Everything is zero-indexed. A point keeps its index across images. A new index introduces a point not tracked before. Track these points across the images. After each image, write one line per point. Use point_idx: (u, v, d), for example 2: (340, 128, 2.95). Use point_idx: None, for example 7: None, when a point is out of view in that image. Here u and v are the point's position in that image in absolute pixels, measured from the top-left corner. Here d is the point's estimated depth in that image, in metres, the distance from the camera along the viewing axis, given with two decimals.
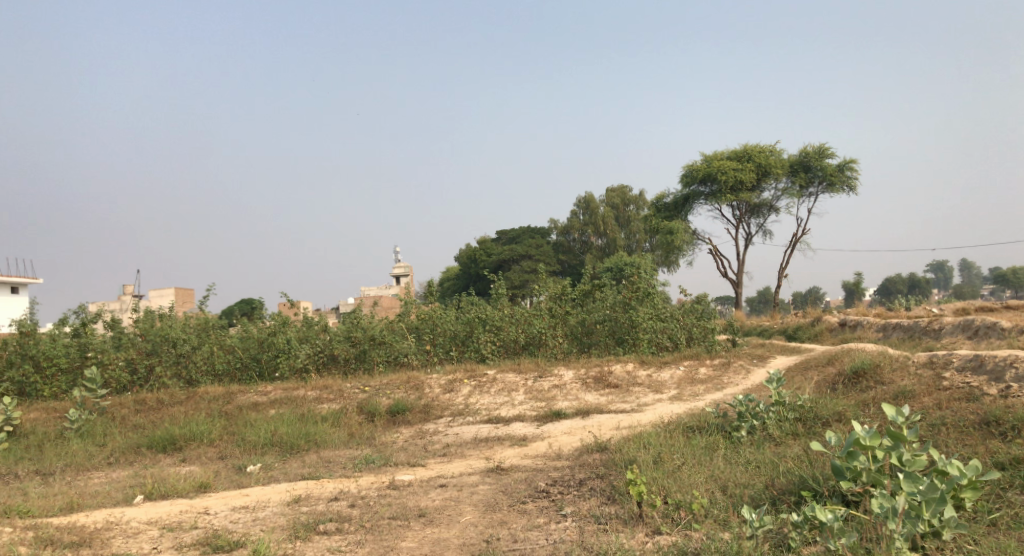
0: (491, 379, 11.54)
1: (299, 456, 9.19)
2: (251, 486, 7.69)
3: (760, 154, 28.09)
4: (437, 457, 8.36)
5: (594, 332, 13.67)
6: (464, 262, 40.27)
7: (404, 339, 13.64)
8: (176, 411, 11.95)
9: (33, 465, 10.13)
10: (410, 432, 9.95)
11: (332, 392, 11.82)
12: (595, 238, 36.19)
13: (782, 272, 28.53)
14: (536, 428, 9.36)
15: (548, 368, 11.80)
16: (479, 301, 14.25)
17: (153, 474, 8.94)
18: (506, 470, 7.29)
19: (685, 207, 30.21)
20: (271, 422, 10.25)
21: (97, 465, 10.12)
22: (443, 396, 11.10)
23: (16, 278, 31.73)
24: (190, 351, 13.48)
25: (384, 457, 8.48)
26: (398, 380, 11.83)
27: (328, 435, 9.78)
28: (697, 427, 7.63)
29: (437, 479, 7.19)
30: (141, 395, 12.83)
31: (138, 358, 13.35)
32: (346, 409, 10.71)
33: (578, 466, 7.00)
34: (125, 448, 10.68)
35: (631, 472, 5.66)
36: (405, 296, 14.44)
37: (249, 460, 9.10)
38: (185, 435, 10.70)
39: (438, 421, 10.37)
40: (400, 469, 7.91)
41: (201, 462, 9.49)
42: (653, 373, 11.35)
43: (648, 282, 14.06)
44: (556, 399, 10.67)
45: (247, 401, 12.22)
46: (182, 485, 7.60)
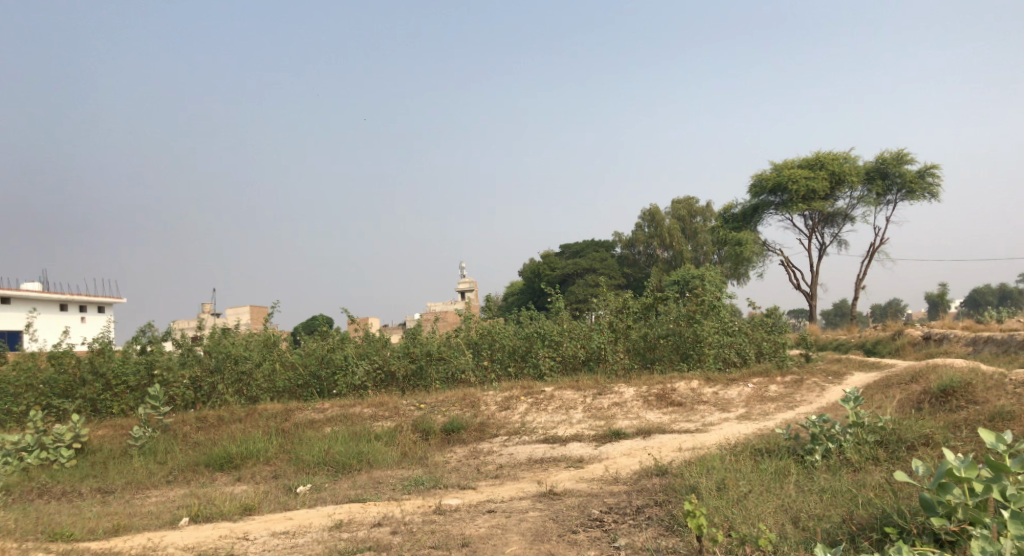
0: (548, 396, 11.13)
1: (350, 476, 8.94)
2: (297, 508, 7.47)
3: (833, 162, 26.98)
4: (490, 480, 7.98)
5: (657, 347, 13.12)
6: (528, 277, 40.02)
7: (462, 355, 13.36)
8: (235, 428, 11.92)
9: (95, 483, 10.20)
10: (464, 452, 9.62)
11: (387, 409, 11.58)
12: (661, 251, 35.39)
13: (859, 284, 27.24)
14: (594, 448, 8.89)
15: (609, 385, 11.31)
16: (538, 315, 13.87)
17: (205, 494, 8.84)
18: (560, 494, 6.85)
19: (754, 218, 29.24)
20: (324, 441, 10.05)
21: (156, 484, 10.12)
22: (499, 414, 10.74)
23: (101, 298, 33.11)
24: (252, 368, 13.44)
25: (434, 478, 8.15)
26: (454, 397, 11.52)
27: (382, 454, 9.51)
28: (767, 450, 7.04)
29: (486, 504, 6.82)
30: (202, 412, 12.86)
31: (202, 375, 13.38)
32: (401, 428, 10.45)
33: (637, 491, 6.52)
34: (184, 466, 10.66)
35: (692, 502, 5.17)
36: (464, 311, 14.15)
37: (300, 480, 8.90)
38: (242, 453, 10.62)
39: (494, 440, 10.01)
40: (450, 493, 7.56)
41: (255, 480, 9.35)
42: (720, 391, 10.74)
43: (714, 294, 13.43)
44: (616, 417, 10.16)
45: (304, 419, 12.09)
46: (228, 508, 7.44)
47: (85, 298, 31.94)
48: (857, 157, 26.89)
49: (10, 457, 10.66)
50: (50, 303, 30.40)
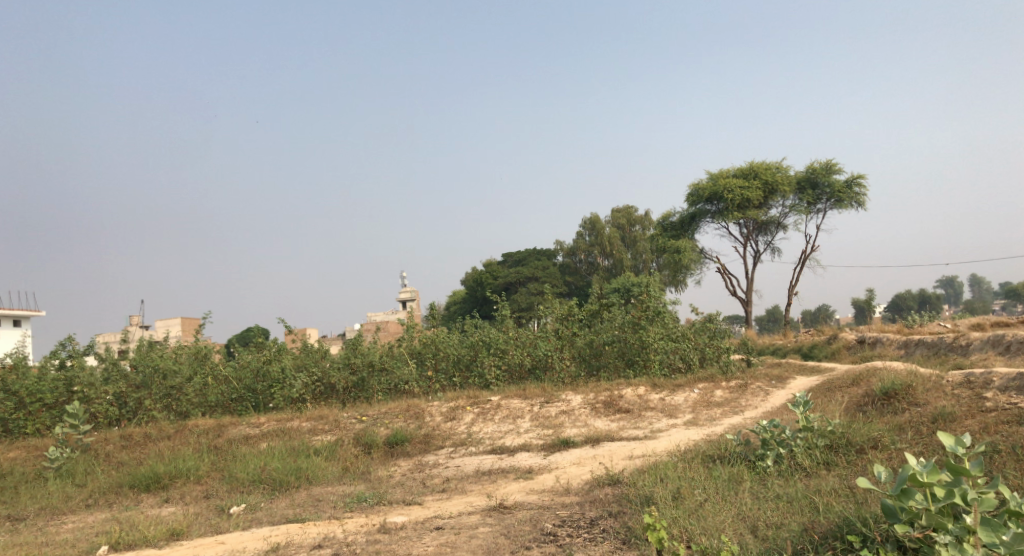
0: (495, 405, 10.86)
1: (289, 494, 8.50)
2: (229, 531, 7.03)
3: (767, 171, 27.50)
4: (436, 494, 7.66)
5: (602, 353, 13.00)
6: (469, 286, 39.67)
7: (405, 365, 12.99)
8: (163, 446, 11.28)
9: (7, 509, 9.49)
10: (408, 465, 9.28)
11: (327, 423, 11.12)
12: (601, 259, 35.54)
13: (793, 290, 27.82)
14: (543, 458, 8.67)
15: (556, 393, 11.12)
16: (483, 324, 13.60)
17: (130, 519, 8.28)
18: (510, 508, 6.59)
19: (692, 226, 29.59)
20: (260, 457, 9.56)
21: (75, 508, 9.47)
22: (444, 425, 10.42)
23: (19, 310, 31.44)
24: (182, 383, 12.80)
25: (378, 494, 7.79)
26: (397, 409, 11.14)
27: (322, 470, 9.09)
28: (718, 457, 6.92)
29: (433, 520, 6.51)
30: (127, 430, 12.15)
31: (128, 390, 12.66)
32: (342, 441, 10.03)
33: (589, 503, 6.32)
34: (106, 488, 10.03)
35: (649, 515, 4.98)
36: (406, 321, 13.77)
37: (233, 500, 8.40)
38: (170, 472, 10.02)
39: (439, 452, 9.68)
40: (395, 509, 7.22)
41: (185, 501, 8.81)
42: (666, 397, 10.66)
43: (658, 300, 13.40)
44: (564, 426, 9.97)
45: (239, 435, 11.52)
46: (152, 533, 6.96)
47: (2, 311, 30.30)
48: (788, 166, 27.46)
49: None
50: None
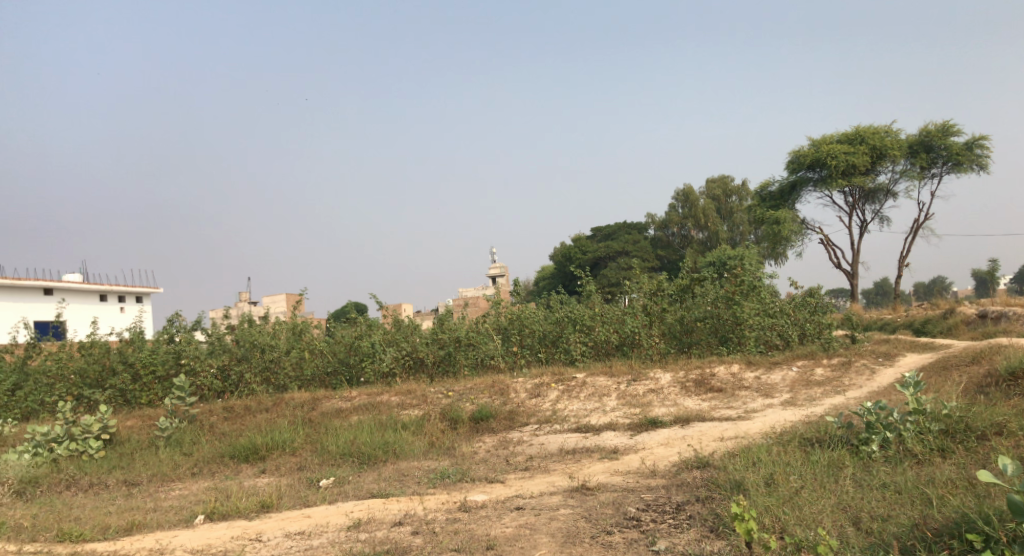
0: (581, 382, 10.64)
1: (375, 468, 8.57)
2: (317, 504, 7.12)
3: (875, 135, 25.89)
4: (519, 473, 7.53)
5: (694, 330, 12.53)
6: (560, 261, 39.37)
7: (491, 341, 12.92)
8: (261, 419, 11.62)
9: (121, 475, 10.01)
10: (493, 441, 9.20)
11: (415, 397, 11.15)
12: (695, 232, 34.49)
13: (904, 262, 26.20)
14: (629, 438, 8.40)
15: (644, 371, 10.79)
16: (569, 300, 13.32)
17: (229, 488, 8.55)
18: (594, 490, 6.37)
19: (792, 195, 28.28)
20: (350, 431, 9.67)
21: (181, 476, 9.89)
22: (529, 402, 10.29)
23: (139, 287, 33.35)
24: (279, 357, 13.16)
25: (461, 470, 7.73)
26: (483, 384, 11.08)
27: (408, 444, 9.13)
28: (817, 440, 6.46)
29: (514, 500, 6.38)
30: (229, 402, 12.60)
31: (230, 364, 13.11)
32: (429, 416, 10.05)
33: (676, 487, 6.03)
34: (209, 458, 10.42)
35: (739, 503, 4.66)
36: (492, 296, 13.69)
37: (324, 473, 8.53)
38: (267, 444, 10.32)
39: (524, 429, 9.56)
40: (478, 487, 7.14)
41: (280, 473, 9.03)
42: (762, 375, 10.16)
43: (755, 274, 12.72)
44: (653, 404, 9.66)
45: (331, 408, 11.74)
46: (245, 505, 7.13)
47: (124, 288, 32.21)
48: (899, 129, 25.78)
49: (40, 448, 10.56)
50: (91, 294, 30.65)
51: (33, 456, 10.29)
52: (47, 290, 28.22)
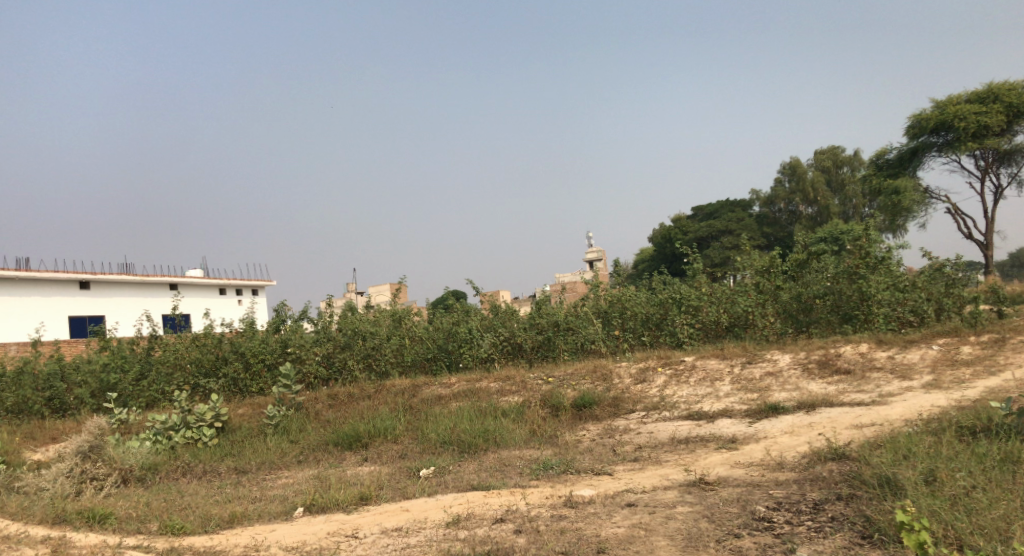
0: (690, 366, 9.92)
1: (475, 457, 8.18)
2: (416, 496, 6.78)
3: (1010, 92, 23.54)
4: (628, 464, 6.96)
5: (813, 308, 11.54)
6: (659, 243, 38.16)
7: (591, 324, 12.36)
8: (363, 406, 11.43)
9: (232, 463, 10.06)
10: (597, 430, 8.66)
11: (514, 383, 10.65)
12: (804, 207, 32.62)
13: None
14: (748, 426, 7.68)
15: (760, 352, 9.97)
16: (673, 279, 12.53)
17: (331, 477, 8.37)
18: (714, 485, 5.74)
19: (914, 162, 26.19)
20: (450, 418, 9.31)
21: (287, 464, 9.83)
22: (635, 388, 9.67)
23: (253, 281, 34.57)
24: (379, 344, 12.99)
25: (566, 461, 7.21)
26: (585, 369, 10.50)
27: (509, 432, 8.70)
28: (979, 430, 5.58)
29: (624, 495, 5.83)
30: (334, 389, 12.50)
31: (334, 351, 13.04)
32: (529, 403, 9.58)
33: (810, 482, 5.32)
34: (315, 446, 10.32)
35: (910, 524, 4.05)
36: (591, 278, 13.09)
37: (424, 462, 8.20)
38: (369, 431, 10.12)
39: (630, 416, 8.97)
40: (584, 479, 6.61)
41: (382, 461, 8.77)
42: (897, 355, 9.18)
43: (880, 245, 11.51)
44: (771, 389, 8.86)
45: (431, 394, 11.42)
46: (343, 496, 6.85)
47: (242, 282, 33.44)
48: None
49: (159, 436, 10.79)
50: (212, 288, 31.96)
51: (152, 443, 10.55)
52: (172, 286, 29.62)
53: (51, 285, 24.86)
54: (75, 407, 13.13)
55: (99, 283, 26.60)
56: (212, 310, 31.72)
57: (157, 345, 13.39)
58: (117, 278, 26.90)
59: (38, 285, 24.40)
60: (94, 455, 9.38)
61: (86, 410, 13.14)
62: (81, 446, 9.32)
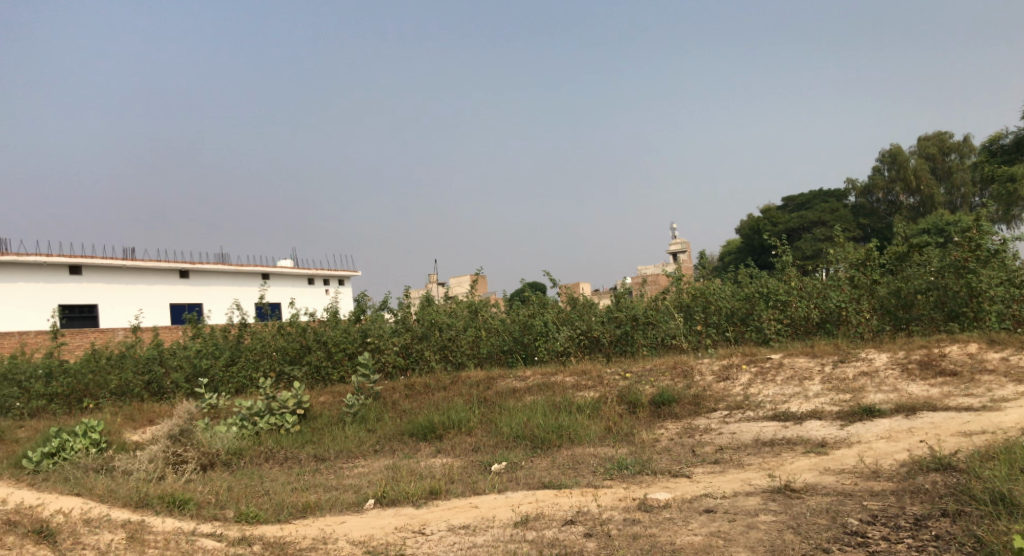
0: (776, 364, 9.44)
1: (549, 454, 7.99)
2: (486, 492, 6.64)
3: None
4: (708, 466, 6.62)
5: (914, 304, 10.78)
6: (747, 235, 36.97)
7: (672, 319, 11.97)
8: (439, 397, 11.38)
9: (312, 450, 10.18)
10: (676, 429, 8.33)
11: (591, 378, 10.38)
12: (905, 197, 30.81)
13: None
14: (840, 430, 7.22)
15: (854, 350, 9.39)
16: (761, 273, 11.99)
17: (404, 468, 8.34)
18: (800, 492, 5.36)
19: None
20: (524, 411, 9.13)
21: (364, 453, 9.87)
22: (717, 386, 9.26)
23: (340, 271, 35.37)
24: (455, 336, 12.93)
25: (642, 461, 6.93)
26: (664, 365, 10.14)
27: (584, 428, 8.47)
28: None
29: (703, 500, 5.52)
30: (411, 379, 12.50)
31: (411, 342, 13.06)
32: (605, 398, 9.30)
33: (910, 494, 4.90)
34: (391, 435, 10.33)
35: None
36: (673, 271, 12.68)
37: (497, 456, 8.05)
38: (444, 423, 10.06)
39: (712, 416, 8.60)
40: (660, 481, 6.32)
41: (456, 453, 8.68)
42: (1010, 357, 8.47)
43: (993, 236, 10.62)
44: (866, 390, 8.31)
45: (506, 387, 11.27)
46: (414, 489, 6.78)
47: (329, 272, 34.24)
48: None
49: (245, 421, 11.06)
50: (300, 278, 32.84)
51: (239, 428, 10.82)
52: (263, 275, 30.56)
53: (154, 273, 26.05)
54: (172, 391, 13.38)
55: (198, 272, 27.73)
56: (300, 299, 32.61)
57: (246, 333, 13.76)
58: (214, 267, 27.98)
59: (142, 274, 25.61)
60: (184, 439, 9.61)
61: (182, 394, 13.37)
62: (173, 429, 9.59)
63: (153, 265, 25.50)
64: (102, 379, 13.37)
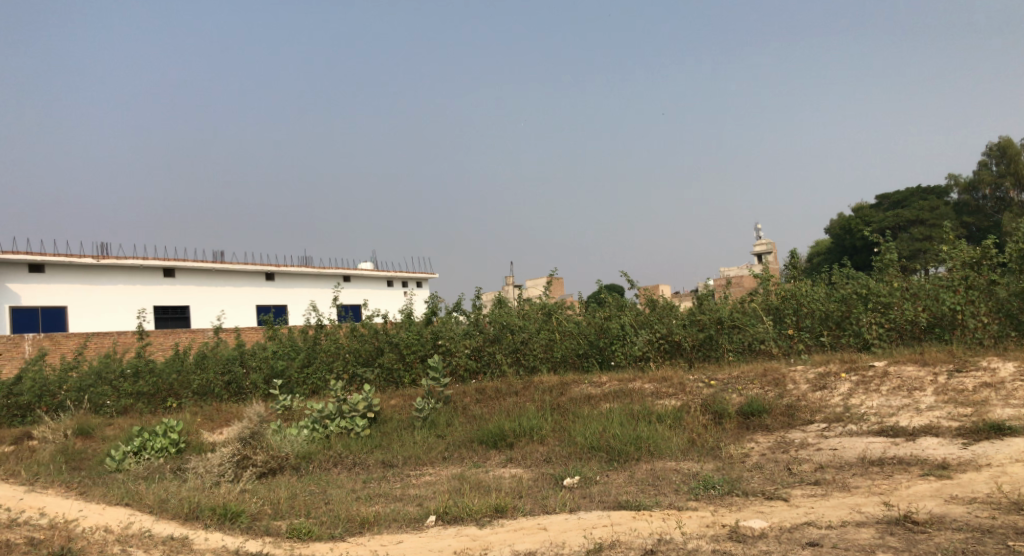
0: (881, 373, 8.50)
1: (626, 468, 7.33)
2: (557, 511, 6.04)
3: None
4: (808, 488, 5.85)
5: None
6: (838, 235, 35.21)
7: (761, 323, 11.11)
8: (511, 403, 10.82)
9: (380, 456, 9.75)
10: (768, 443, 7.53)
11: (672, 385, 9.63)
12: (1015, 192, 28.67)
13: None
14: (962, 450, 6.32)
15: (972, 359, 8.38)
16: (858, 273, 10.98)
17: (471, 479, 7.82)
18: (925, 525, 4.60)
19: None
20: (599, 420, 8.47)
21: (432, 460, 9.38)
22: (813, 396, 8.39)
23: (418, 274, 35.39)
24: (527, 339, 12.33)
25: (731, 479, 6.20)
26: (753, 372, 9.30)
27: (666, 440, 7.77)
28: None
29: (805, 530, 4.80)
30: (482, 383, 11.96)
31: (483, 345, 12.51)
32: (688, 408, 8.56)
33: None
34: (460, 442, 9.80)
35: None
36: (761, 272, 11.79)
37: (569, 469, 7.41)
38: (515, 430, 9.49)
39: (808, 429, 7.77)
40: (752, 505, 5.60)
41: (527, 464, 8.09)
42: None
43: None
44: (989, 404, 7.33)
45: (581, 393, 10.62)
46: (479, 506, 6.24)
47: (406, 275, 34.31)
48: None
49: (316, 424, 10.79)
50: (379, 280, 32.98)
51: (309, 432, 10.54)
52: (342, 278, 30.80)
53: (241, 275, 26.51)
54: (251, 391, 13.24)
55: (283, 275, 28.13)
56: (380, 301, 32.74)
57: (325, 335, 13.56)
58: (298, 270, 28.36)
59: (230, 276, 26.09)
60: (254, 442, 9.31)
61: (259, 395, 13.19)
62: (242, 432, 9.34)
63: (241, 267, 25.96)
64: (186, 378, 13.27)
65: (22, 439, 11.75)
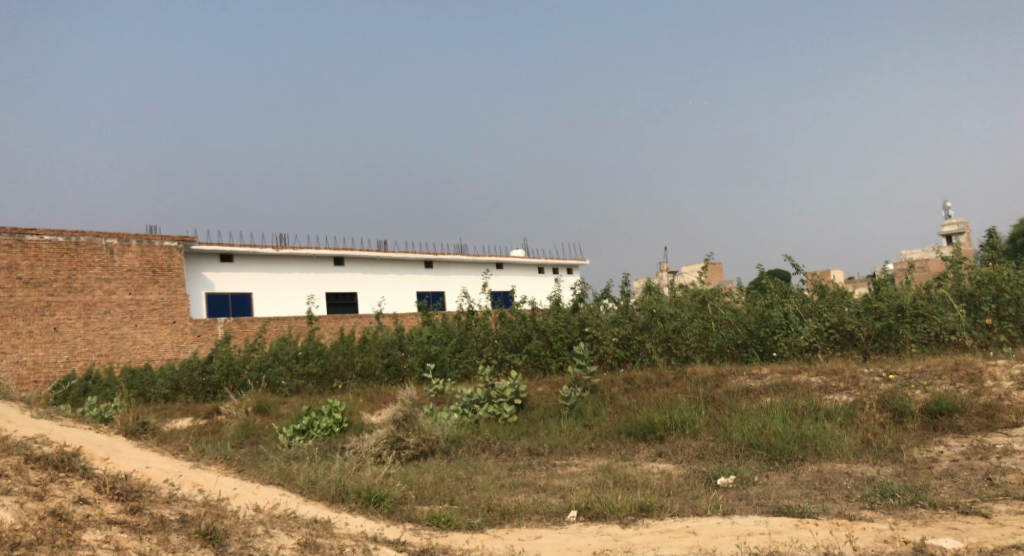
0: None
1: (789, 469, 6.63)
2: (708, 514, 5.50)
3: None
4: (1014, 504, 4.97)
5: None
6: None
7: (950, 311, 9.92)
8: (662, 394, 10.25)
9: (527, 443, 9.52)
10: (961, 447, 6.56)
11: (842, 379, 8.69)
12: None
13: None
14: None
15: None
16: None
17: (618, 473, 7.39)
18: None
19: None
20: (759, 415, 7.77)
21: (579, 450, 9.03)
22: (1018, 395, 7.26)
23: (571, 260, 35.22)
24: (680, 328, 11.62)
25: (915, 487, 5.39)
26: (941, 366, 8.21)
27: (836, 440, 6.98)
28: None
29: None
30: (631, 373, 11.43)
31: (632, 333, 11.94)
32: (862, 404, 7.66)
33: None
34: (608, 433, 9.37)
35: None
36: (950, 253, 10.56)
37: (724, 467, 6.81)
38: (666, 423, 8.96)
39: (1012, 433, 6.72)
40: (942, 520, 4.81)
41: (678, 459, 7.55)
42: None
43: None
44: None
45: (739, 386, 9.88)
46: (624, 503, 5.81)
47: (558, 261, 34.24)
48: None
49: (466, 409, 10.77)
50: (531, 267, 33.14)
51: (460, 416, 10.51)
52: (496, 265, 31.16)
53: (403, 263, 27.39)
54: (407, 374, 13.47)
55: (441, 263, 28.82)
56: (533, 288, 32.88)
57: (478, 321, 13.56)
58: (454, 258, 28.95)
59: (392, 263, 27.03)
60: (407, 424, 9.37)
61: (415, 379, 13.37)
62: (396, 415, 9.41)
63: (402, 255, 26.83)
64: (349, 360, 13.71)
65: (212, 413, 12.58)
